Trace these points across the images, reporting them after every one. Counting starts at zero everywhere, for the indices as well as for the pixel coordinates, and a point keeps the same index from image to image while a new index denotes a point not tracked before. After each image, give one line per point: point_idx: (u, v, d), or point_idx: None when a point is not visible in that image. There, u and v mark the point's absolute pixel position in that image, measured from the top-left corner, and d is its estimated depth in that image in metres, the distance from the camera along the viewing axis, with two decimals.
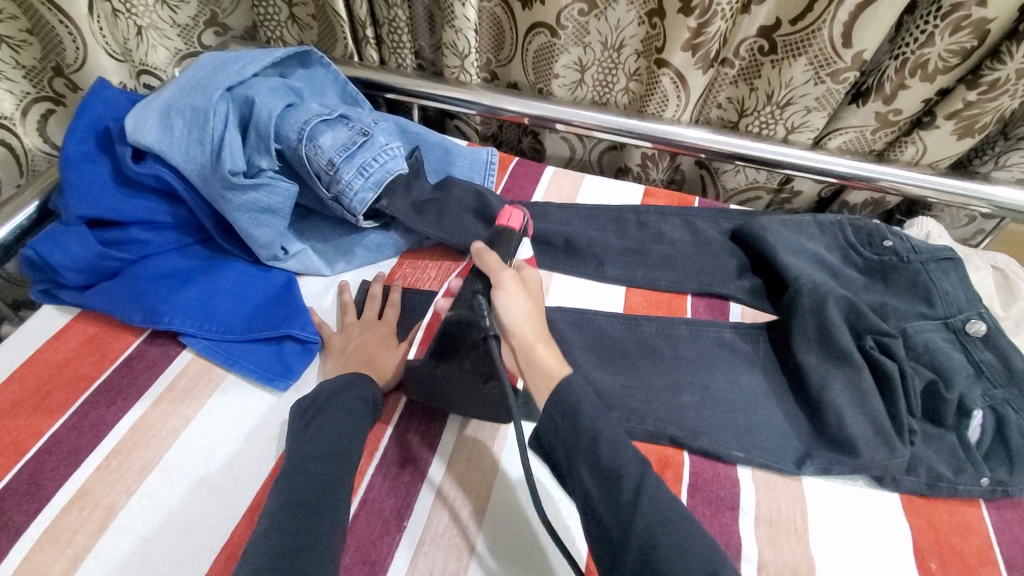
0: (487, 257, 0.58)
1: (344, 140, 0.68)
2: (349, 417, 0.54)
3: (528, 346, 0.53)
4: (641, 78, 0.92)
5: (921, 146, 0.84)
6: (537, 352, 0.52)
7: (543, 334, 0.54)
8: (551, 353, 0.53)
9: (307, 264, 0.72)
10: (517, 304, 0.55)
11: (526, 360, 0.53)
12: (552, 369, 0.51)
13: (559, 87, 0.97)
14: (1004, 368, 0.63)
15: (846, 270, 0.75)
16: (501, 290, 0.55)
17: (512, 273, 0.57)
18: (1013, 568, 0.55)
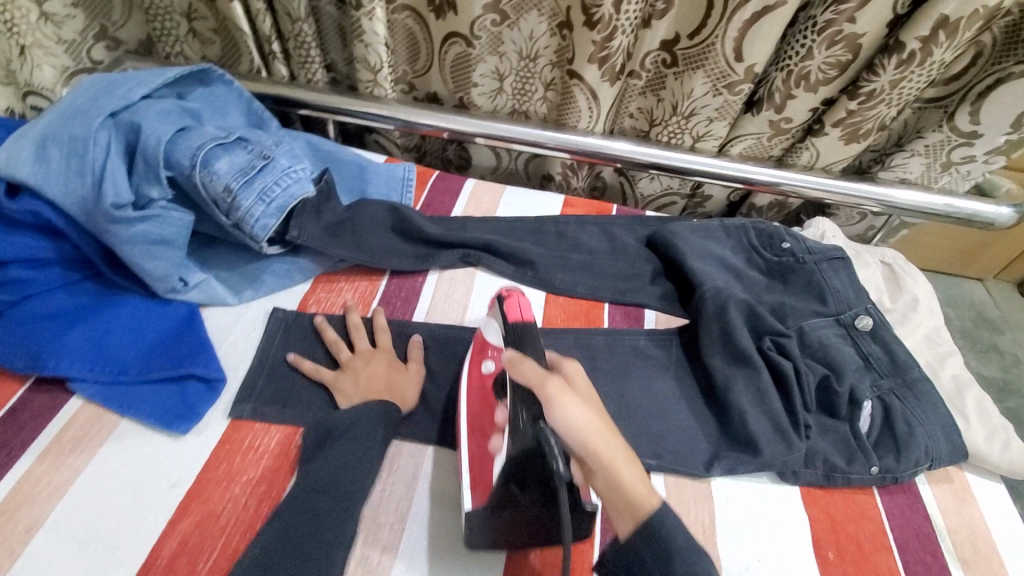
0: (525, 370, 0.50)
1: (242, 165, 0.66)
2: (356, 451, 0.54)
3: (605, 471, 0.47)
4: (556, 89, 0.93)
5: (814, 151, 0.89)
6: (618, 476, 0.47)
7: (619, 451, 0.48)
8: (633, 471, 0.48)
9: (210, 293, 0.68)
10: (576, 418, 0.48)
11: (606, 487, 0.47)
12: (638, 499, 0.46)
13: (479, 96, 0.97)
14: (889, 359, 0.69)
15: (749, 272, 0.79)
16: (556, 408, 0.48)
17: (559, 380, 0.50)
18: (901, 550, 0.59)
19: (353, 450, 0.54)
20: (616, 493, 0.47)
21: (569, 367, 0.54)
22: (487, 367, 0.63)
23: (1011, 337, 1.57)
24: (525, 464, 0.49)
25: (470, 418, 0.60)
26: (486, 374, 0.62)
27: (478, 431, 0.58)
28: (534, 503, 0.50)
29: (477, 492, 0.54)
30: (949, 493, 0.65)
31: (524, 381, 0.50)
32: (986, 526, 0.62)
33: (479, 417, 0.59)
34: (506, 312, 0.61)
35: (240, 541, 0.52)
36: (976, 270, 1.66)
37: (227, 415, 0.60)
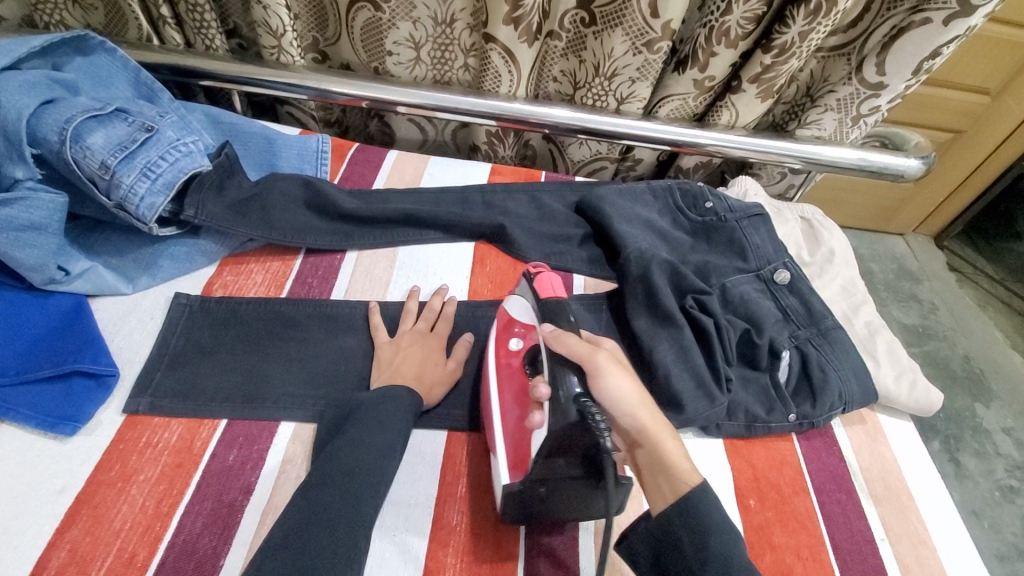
0: (568, 343, 0.49)
1: (121, 139, 0.61)
2: (379, 433, 0.51)
3: (650, 445, 0.49)
4: (476, 55, 0.89)
5: (734, 110, 0.89)
6: (662, 449, 0.48)
7: (662, 426, 0.50)
8: (675, 447, 0.49)
9: (98, 282, 0.62)
10: (624, 390, 0.49)
11: (647, 460, 0.49)
12: (681, 474, 0.47)
13: (395, 66, 0.91)
14: (805, 311, 0.70)
15: (675, 232, 0.79)
16: (603, 382, 0.49)
17: (604, 351, 0.50)
18: (818, 492, 0.61)
19: (377, 433, 0.51)
20: (659, 468, 0.48)
21: (605, 343, 0.53)
22: (514, 345, 0.59)
23: (929, 285, 1.66)
24: (571, 438, 0.47)
25: (502, 400, 0.56)
26: (513, 352, 0.59)
27: (509, 408, 0.55)
28: (583, 475, 0.48)
29: (516, 470, 0.51)
30: (862, 434, 0.68)
31: (565, 352, 0.49)
32: (895, 463, 0.66)
33: (507, 390, 0.56)
34: (537, 290, 0.57)
35: (138, 544, 0.48)
36: (898, 225, 1.74)
37: (122, 412, 0.55)
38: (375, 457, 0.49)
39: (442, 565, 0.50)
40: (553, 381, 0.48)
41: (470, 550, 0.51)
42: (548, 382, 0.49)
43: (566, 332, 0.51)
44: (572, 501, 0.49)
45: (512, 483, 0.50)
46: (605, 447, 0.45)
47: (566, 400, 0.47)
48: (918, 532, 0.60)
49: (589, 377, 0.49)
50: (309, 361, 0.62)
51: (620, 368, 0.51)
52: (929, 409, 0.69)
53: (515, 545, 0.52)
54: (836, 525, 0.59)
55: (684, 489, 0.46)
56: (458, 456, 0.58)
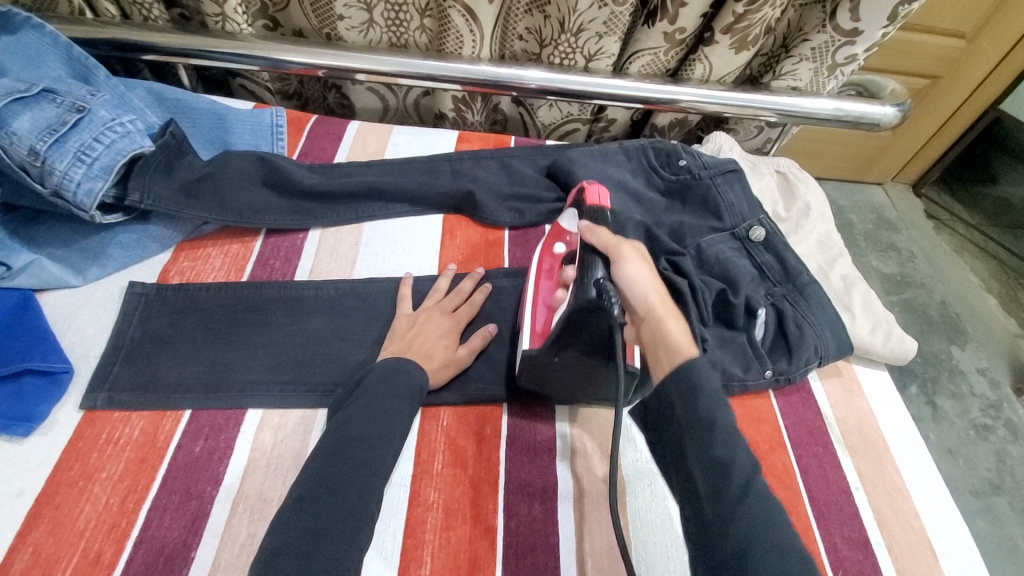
0: (599, 233, 0.53)
1: (49, 121, 0.57)
2: (390, 411, 0.50)
3: (654, 321, 0.49)
4: (434, 14, 0.84)
5: (707, 64, 0.87)
6: (666, 327, 0.48)
7: (671, 307, 0.51)
8: (680, 327, 0.49)
9: (45, 277, 0.59)
10: (641, 275, 0.51)
11: (651, 337, 0.49)
12: (680, 347, 0.47)
13: (348, 31, 0.87)
14: (781, 267, 0.70)
15: (649, 193, 0.78)
16: (622, 266, 0.51)
17: (631, 246, 0.53)
18: (795, 446, 0.62)
19: (382, 406, 0.50)
20: (661, 345, 0.48)
21: (638, 244, 0.56)
22: (559, 249, 0.61)
23: (908, 234, 1.66)
24: (586, 314, 0.48)
25: (534, 287, 0.60)
26: (557, 255, 0.61)
27: (542, 298, 0.59)
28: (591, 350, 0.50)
29: (536, 339, 0.56)
30: (838, 386, 0.68)
31: (594, 241, 0.52)
32: (871, 413, 0.66)
33: (544, 282, 0.60)
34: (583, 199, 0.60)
35: (104, 543, 0.46)
36: (877, 175, 1.74)
37: (78, 410, 0.53)
38: (386, 431, 0.48)
39: (420, 543, 0.49)
40: (581, 266, 0.52)
41: (448, 526, 0.51)
42: (578, 268, 0.53)
43: (602, 227, 0.54)
44: (577, 371, 0.54)
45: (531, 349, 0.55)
46: (616, 320, 0.46)
47: (587, 281, 0.50)
48: (893, 480, 0.61)
49: (612, 264, 0.52)
50: (274, 346, 0.60)
51: (639, 258, 0.53)
52: (904, 358, 0.69)
53: (493, 518, 0.52)
54: (813, 477, 0.60)
55: (680, 361, 0.45)
56: (435, 434, 0.56)
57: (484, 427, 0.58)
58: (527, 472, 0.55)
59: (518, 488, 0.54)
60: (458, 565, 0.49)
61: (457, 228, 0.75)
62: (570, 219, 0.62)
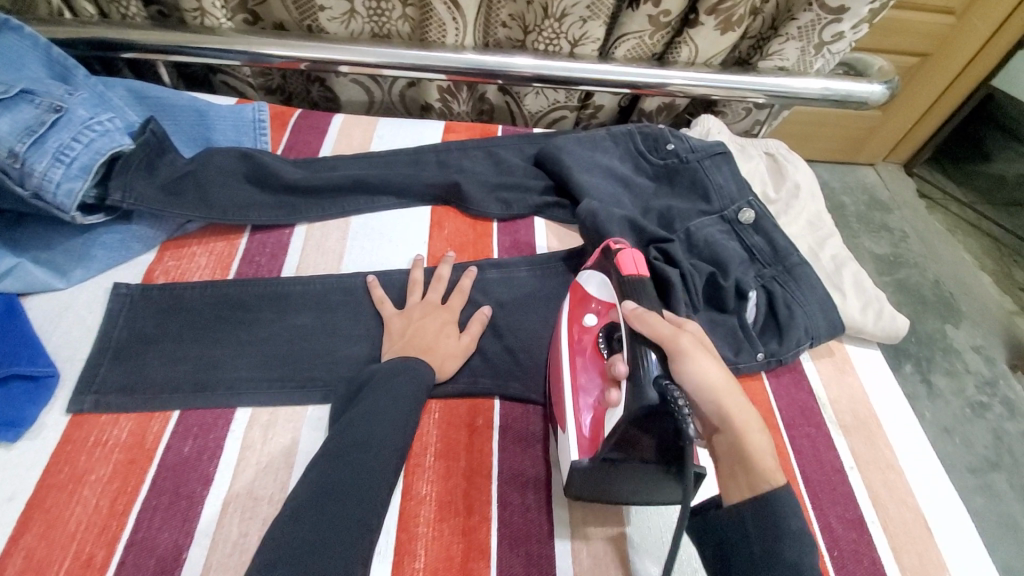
0: (650, 320, 0.47)
1: (27, 122, 0.56)
2: (388, 405, 0.50)
3: (733, 435, 0.45)
4: (415, 3, 0.83)
5: (693, 46, 0.86)
6: (746, 440, 0.44)
7: (748, 413, 0.46)
8: (757, 438, 0.45)
9: (29, 281, 0.59)
10: (709, 374, 0.46)
11: (727, 450, 0.45)
12: (766, 471, 0.43)
13: (329, 22, 0.85)
14: (770, 249, 0.69)
15: (637, 179, 0.77)
16: (689, 363, 0.46)
17: (688, 335, 0.48)
18: (788, 427, 0.62)
19: (391, 406, 0.50)
20: (741, 463, 0.44)
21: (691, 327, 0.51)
22: (590, 321, 0.57)
23: (900, 214, 1.66)
24: (651, 422, 0.43)
25: (574, 377, 0.55)
26: (587, 327, 0.57)
27: (584, 388, 0.54)
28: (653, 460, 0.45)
29: (586, 445, 0.50)
30: (830, 366, 0.68)
31: (646, 331, 0.47)
32: (863, 392, 0.66)
33: (582, 365, 0.55)
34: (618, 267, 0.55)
35: (94, 545, 0.46)
36: (869, 155, 1.73)
37: (65, 414, 0.53)
38: (381, 425, 0.48)
39: (414, 536, 0.49)
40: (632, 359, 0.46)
41: (441, 518, 0.51)
42: (629, 361, 0.47)
43: (648, 310, 0.49)
44: (636, 485, 0.48)
45: (582, 460, 0.49)
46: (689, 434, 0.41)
47: (646, 380, 0.45)
48: (886, 458, 0.61)
49: (671, 361, 0.46)
50: (263, 344, 0.60)
51: (703, 349, 0.48)
52: (895, 336, 0.69)
53: (487, 508, 0.52)
54: (806, 458, 0.60)
55: (766, 489, 0.42)
56: (427, 427, 0.56)
57: (476, 418, 0.58)
58: (520, 461, 0.55)
59: (511, 478, 0.54)
60: (453, 557, 0.49)
61: (445, 220, 0.74)
62: (607, 292, 0.56)
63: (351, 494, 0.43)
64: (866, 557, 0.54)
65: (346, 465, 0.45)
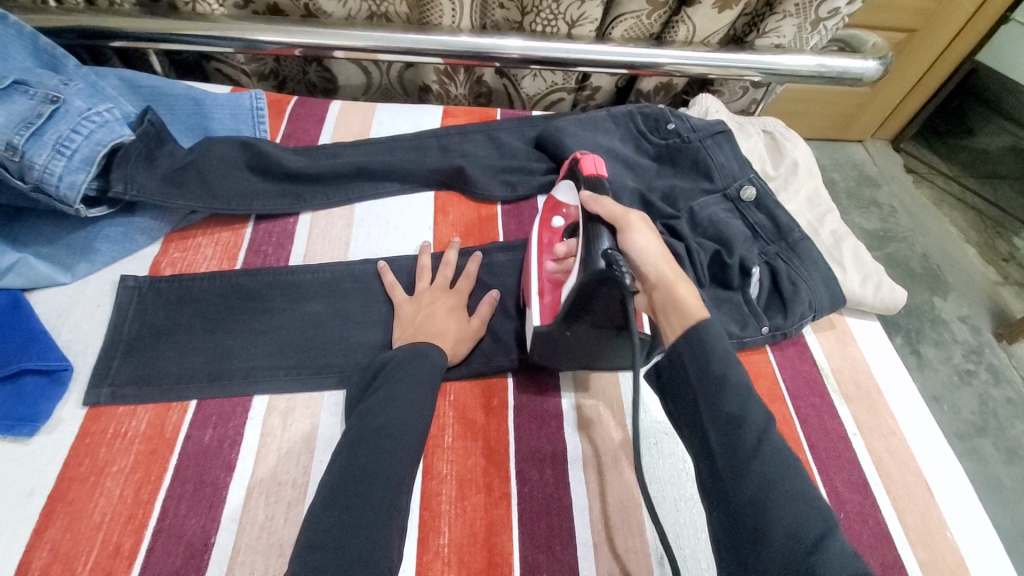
0: (605, 203, 0.53)
1: (24, 114, 0.56)
2: (406, 391, 0.50)
3: (665, 290, 0.48)
4: None
5: (691, 25, 0.86)
6: (675, 293, 0.47)
7: (683, 276, 0.49)
8: (691, 291, 0.48)
9: (33, 276, 0.58)
10: (647, 244, 0.50)
11: (661, 304, 0.48)
12: (690, 308, 0.46)
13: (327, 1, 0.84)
14: (773, 225, 0.71)
15: (639, 159, 0.77)
16: (633, 237, 0.50)
17: (637, 214, 0.53)
18: (794, 398, 0.64)
19: (407, 392, 0.50)
20: (672, 308, 0.47)
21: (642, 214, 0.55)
22: (558, 223, 0.63)
23: (889, 189, 1.68)
24: (597, 285, 0.48)
25: (541, 266, 0.60)
26: (555, 229, 0.63)
27: (548, 275, 0.59)
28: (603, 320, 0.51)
29: (545, 315, 0.56)
30: (832, 338, 0.70)
31: (600, 212, 0.52)
32: (865, 362, 0.68)
33: (547, 259, 0.61)
34: (579, 171, 0.60)
35: (122, 534, 0.47)
36: (858, 132, 1.75)
37: (81, 408, 0.53)
38: (400, 412, 0.48)
39: (437, 515, 0.50)
40: (587, 236, 0.52)
41: (462, 496, 0.52)
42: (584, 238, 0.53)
43: (605, 196, 0.54)
44: (591, 346, 0.54)
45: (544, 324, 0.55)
46: (626, 287, 0.46)
47: (595, 252, 0.50)
48: (888, 425, 0.63)
49: (619, 233, 0.51)
50: (275, 332, 0.60)
51: (649, 229, 0.52)
52: (894, 307, 0.70)
53: (507, 485, 0.53)
54: (812, 426, 0.62)
55: (690, 322, 0.44)
56: (444, 409, 0.57)
57: (492, 399, 0.58)
58: (538, 437, 0.56)
59: (529, 455, 0.55)
60: (476, 533, 0.50)
61: (449, 205, 0.74)
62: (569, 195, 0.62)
63: (377, 482, 0.44)
64: (871, 519, 0.56)
65: (373, 450, 0.45)
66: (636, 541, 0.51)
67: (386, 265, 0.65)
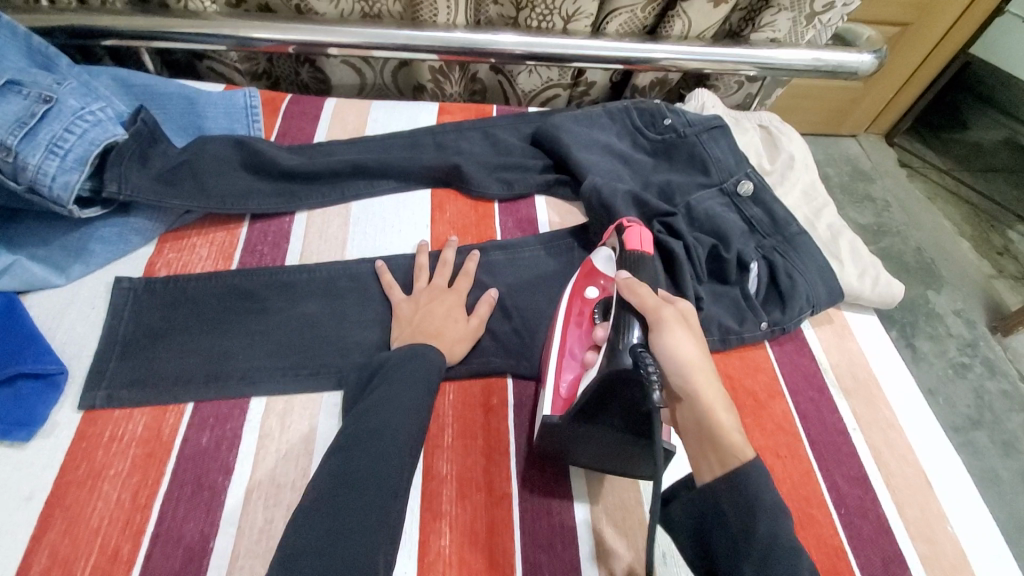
0: (640, 292, 0.47)
1: (17, 114, 0.55)
2: (405, 392, 0.50)
3: (704, 411, 0.44)
4: None
5: (686, 20, 0.85)
6: (715, 419, 0.43)
7: (721, 391, 0.45)
8: (732, 419, 0.43)
9: (27, 277, 0.58)
10: (682, 348, 0.45)
11: (696, 424, 0.44)
12: (732, 447, 0.42)
13: (319, 2, 0.83)
14: (769, 220, 0.70)
15: (636, 154, 0.77)
16: (667, 336, 0.45)
17: (673, 308, 0.47)
18: (792, 393, 0.64)
19: (406, 393, 0.50)
20: (707, 438, 0.43)
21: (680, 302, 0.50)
22: (590, 295, 0.57)
23: (883, 184, 1.69)
24: (620, 388, 0.44)
25: (564, 339, 0.56)
26: (588, 301, 0.57)
27: (570, 352, 0.55)
28: (623, 424, 0.47)
29: (559, 405, 0.52)
30: (830, 333, 0.70)
31: (633, 301, 0.47)
32: (862, 356, 0.68)
33: (573, 331, 0.56)
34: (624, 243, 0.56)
35: (121, 538, 0.46)
36: (852, 126, 1.75)
37: (77, 411, 0.52)
38: (399, 413, 0.48)
39: (438, 514, 0.50)
40: (616, 326, 0.47)
41: (463, 496, 0.51)
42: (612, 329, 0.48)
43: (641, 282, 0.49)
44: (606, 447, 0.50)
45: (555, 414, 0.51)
46: (654, 402, 0.42)
47: (623, 349, 0.45)
48: (886, 419, 0.63)
49: (651, 331, 0.46)
50: (272, 333, 0.59)
51: (685, 327, 0.47)
52: (891, 301, 0.71)
53: (507, 483, 0.53)
54: (812, 421, 0.62)
55: (733, 465, 0.41)
56: (444, 408, 0.57)
57: (491, 397, 0.58)
58: (537, 434, 0.56)
59: (529, 453, 0.55)
60: (477, 531, 0.50)
61: (445, 203, 0.74)
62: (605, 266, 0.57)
63: (377, 485, 0.43)
64: (871, 513, 0.56)
65: (372, 452, 0.45)
66: (637, 538, 0.51)
67: (383, 264, 0.64)
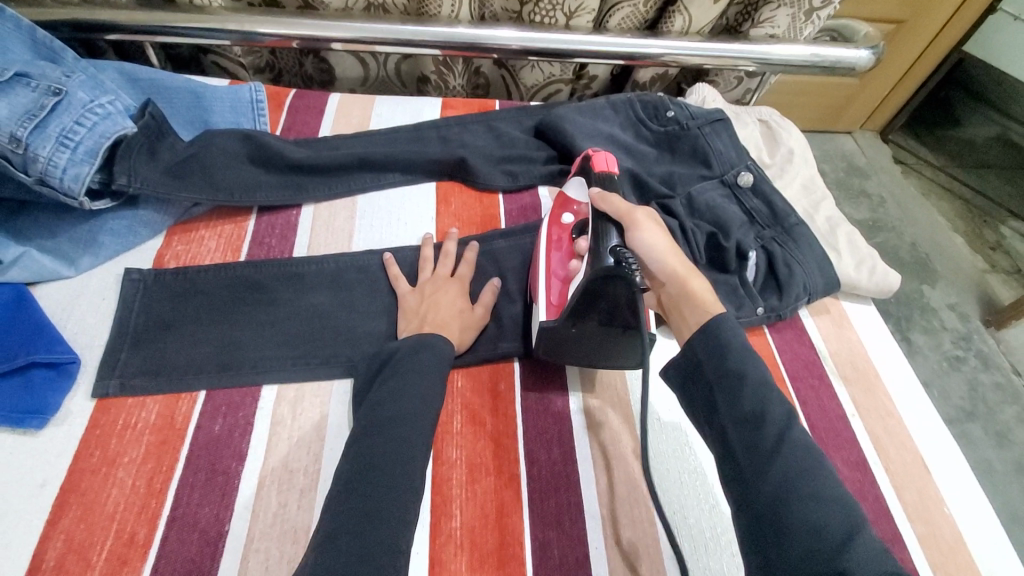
0: (613, 200, 0.53)
1: (27, 106, 0.55)
2: (416, 380, 0.51)
3: (678, 285, 0.51)
4: None
5: (687, 15, 0.86)
6: (688, 287, 0.50)
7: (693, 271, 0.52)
8: (703, 285, 0.50)
9: (37, 269, 0.58)
10: (657, 241, 0.52)
11: (675, 297, 0.51)
12: (705, 307, 0.49)
13: None
14: (768, 210, 0.72)
15: (638, 146, 0.78)
16: (642, 231, 0.52)
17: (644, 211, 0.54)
18: (793, 380, 0.65)
19: (417, 380, 0.51)
20: (685, 305, 0.50)
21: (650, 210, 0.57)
22: (567, 219, 0.62)
23: (878, 180, 1.71)
24: (604, 281, 0.48)
25: (547, 261, 0.60)
26: (565, 225, 0.61)
27: (555, 271, 0.58)
28: (611, 315, 0.51)
29: (553, 312, 0.56)
30: (829, 323, 0.71)
31: (608, 209, 0.53)
32: (861, 345, 0.70)
33: (555, 254, 0.59)
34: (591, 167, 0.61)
35: (136, 524, 0.47)
36: (848, 122, 1.77)
37: (89, 400, 0.53)
38: (411, 401, 0.49)
39: (449, 499, 0.51)
40: (594, 233, 0.52)
41: (473, 480, 0.52)
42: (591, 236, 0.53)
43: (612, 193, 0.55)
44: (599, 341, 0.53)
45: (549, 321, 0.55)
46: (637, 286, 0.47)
47: (603, 248, 0.50)
48: (885, 406, 0.64)
49: (627, 230, 0.52)
50: (281, 323, 0.60)
51: (657, 226, 0.54)
52: (887, 291, 0.72)
53: (515, 468, 0.53)
54: (812, 407, 0.63)
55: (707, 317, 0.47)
56: (452, 395, 0.57)
57: (498, 384, 0.59)
58: (543, 419, 0.57)
59: (535, 438, 0.56)
60: (487, 514, 0.50)
61: (450, 195, 0.74)
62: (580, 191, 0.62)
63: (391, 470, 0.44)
64: (870, 496, 0.58)
65: (385, 438, 0.46)
66: (642, 518, 0.52)
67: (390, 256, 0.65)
